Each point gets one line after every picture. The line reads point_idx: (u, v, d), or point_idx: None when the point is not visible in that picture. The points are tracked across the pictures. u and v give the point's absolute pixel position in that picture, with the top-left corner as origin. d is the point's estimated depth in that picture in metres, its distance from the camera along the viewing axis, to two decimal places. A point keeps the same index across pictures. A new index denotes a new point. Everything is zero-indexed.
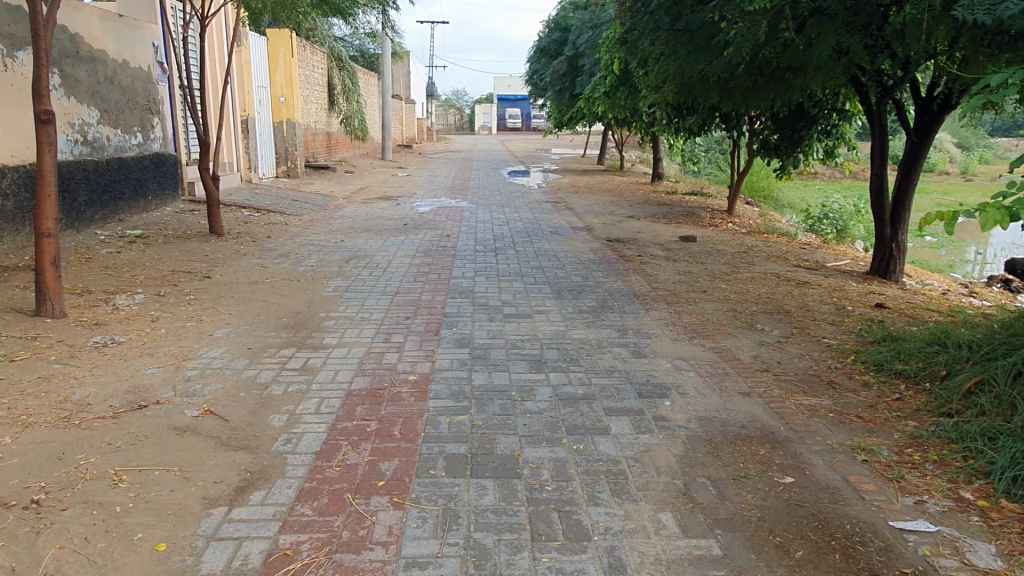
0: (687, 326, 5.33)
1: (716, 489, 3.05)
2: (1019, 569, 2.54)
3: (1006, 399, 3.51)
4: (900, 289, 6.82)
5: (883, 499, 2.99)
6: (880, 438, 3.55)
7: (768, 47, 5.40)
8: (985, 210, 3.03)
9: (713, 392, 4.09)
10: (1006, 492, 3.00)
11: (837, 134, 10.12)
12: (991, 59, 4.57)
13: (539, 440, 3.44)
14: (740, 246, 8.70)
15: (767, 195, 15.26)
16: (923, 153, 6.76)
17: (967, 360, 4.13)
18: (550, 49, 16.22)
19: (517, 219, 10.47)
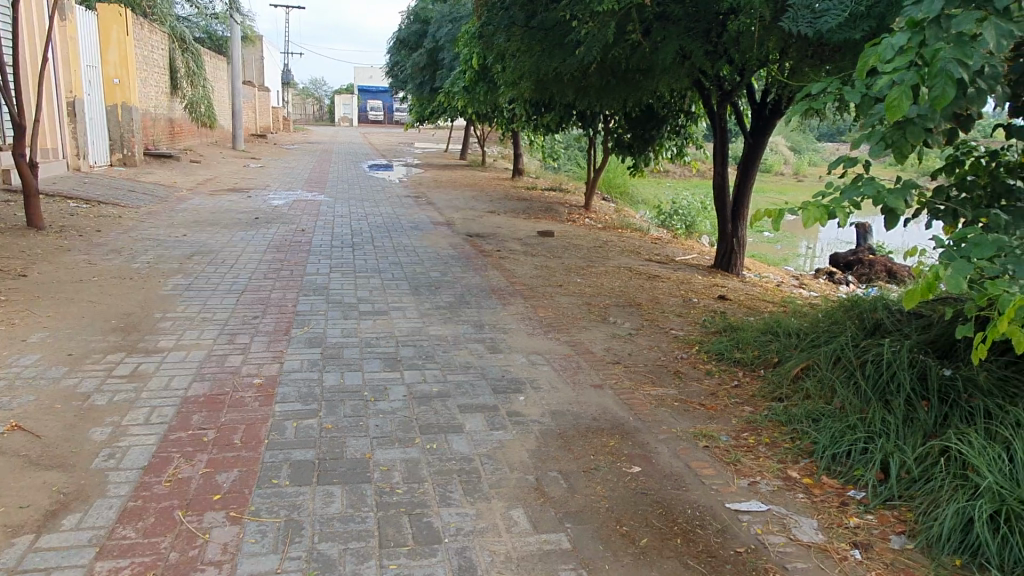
0: (543, 320, 5.40)
1: (568, 482, 3.09)
2: (837, 540, 2.76)
3: (828, 383, 3.81)
4: (740, 282, 7.27)
5: (721, 483, 3.15)
6: (719, 424, 3.74)
7: (617, 48, 5.55)
8: (807, 208, 3.24)
9: (566, 385, 4.16)
10: (827, 470, 3.26)
11: (684, 134, 10.65)
12: (814, 69, 4.93)
13: (391, 441, 3.34)
14: (595, 240, 8.97)
15: (622, 192, 15.87)
16: (759, 154, 7.23)
17: (796, 347, 4.45)
18: (410, 41, 15.99)
19: (376, 213, 10.24)
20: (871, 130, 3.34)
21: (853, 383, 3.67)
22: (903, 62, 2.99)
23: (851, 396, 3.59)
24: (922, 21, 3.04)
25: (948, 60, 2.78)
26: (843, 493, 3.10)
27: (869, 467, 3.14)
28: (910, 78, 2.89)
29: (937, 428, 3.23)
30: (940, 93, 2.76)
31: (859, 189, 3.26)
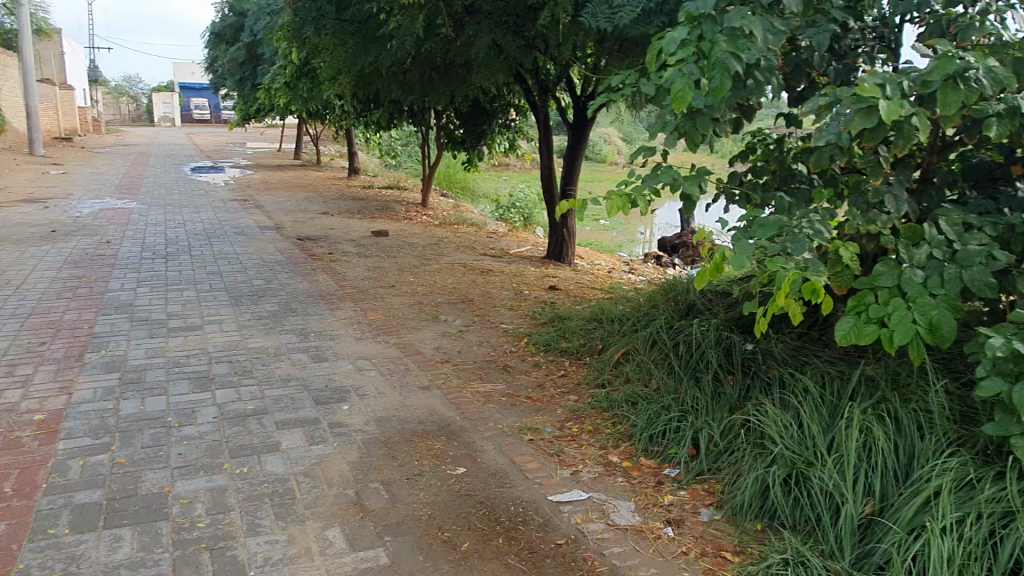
0: (372, 323, 5.24)
1: (389, 492, 2.98)
2: (652, 520, 2.84)
3: (644, 365, 3.94)
4: (571, 271, 7.44)
5: (544, 475, 3.16)
6: (545, 415, 3.78)
7: (429, 42, 5.50)
8: (610, 198, 3.32)
9: (393, 390, 4.04)
10: (645, 452, 3.36)
11: (515, 128, 10.80)
12: (620, 62, 5.11)
13: (195, 470, 3.07)
14: (431, 237, 8.89)
15: (462, 186, 15.88)
16: (583, 144, 7.45)
17: (618, 333, 4.59)
18: (227, 35, 15.11)
19: (196, 220, 9.56)
20: (665, 120, 3.50)
21: (667, 364, 3.83)
22: (686, 56, 3.16)
23: (665, 377, 3.74)
24: (699, 15, 3.22)
25: (725, 54, 3.03)
26: (659, 472, 3.21)
27: (681, 445, 3.27)
28: (694, 71, 3.08)
29: (740, 401, 3.42)
30: (718, 84, 3.00)
31: (657, 177, 3.38)
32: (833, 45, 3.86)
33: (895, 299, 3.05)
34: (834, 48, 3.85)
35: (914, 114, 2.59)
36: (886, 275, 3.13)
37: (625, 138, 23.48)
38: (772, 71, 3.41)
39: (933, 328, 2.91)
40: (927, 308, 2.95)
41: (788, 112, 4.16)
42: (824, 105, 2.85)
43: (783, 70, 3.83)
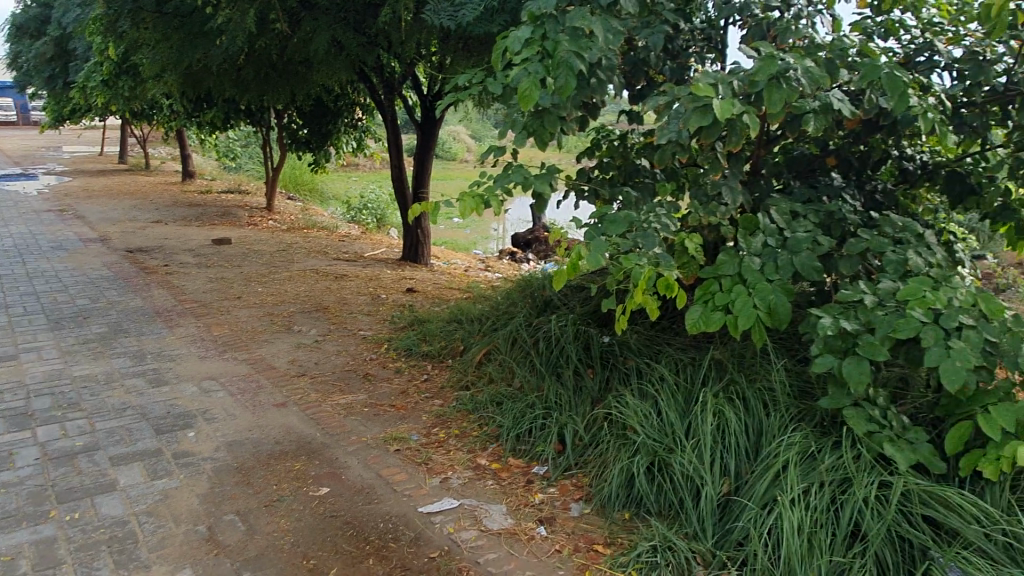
0: (217, 339, 4.89)
1: (246, 523, 2.77)
2: (524, 521, 2.83)
3: (507, 364, 3.94)
4: (428, 271, 7.34)
5: (413, 487, 3.07)
6: (409, 423, 3.68)
7: (264, 38, 5.19)
8: (462, 199, 3.27)
9: (245, 410, 3.78)
10: (513, 452, 3.36)
11: (361, 127, 10.52)
12: (465, 61, 5.08)
13: (14, 523, 2.70)
14: (279, 243, 8.47)
15: (309, 188, 15.29)
16: (434, 142, 7.42)
17: (478, 333, 4.57)
18: (29, 27, 13.60)
19: (3, 234, 8.53)
20: (513, 119, 3.50)
21: (529, 361, 3.85)
22: (531, 55, 3.18)
23: (528, 374, 3.75)
24: (541, 15, 3.26)
25: (568, 53, 3.08)
26: (528, 471, 3.22)
27: (548, 441, 3.30)
28: (539, 69, 3.11)
29: (601, 393, 3.50)
30: (563, 83, 3.05)
31: (508, 177, 3.37)
32: (667, 45, 4.03)
33: (736, 286, 3.23)
34: (668, 48, 4.02)
35: (745, 112, 2.73)
36: (727, 263, 3.30)
37: (474, 136, 23.60)
38: (613, 69, 3.51)
39: (771, 311, 3.11)
40: (765, 293, 3.14)
41: (629, 109, 4.30)
42: (664, 104, 2.95)
43: (623, 68, 3.95)
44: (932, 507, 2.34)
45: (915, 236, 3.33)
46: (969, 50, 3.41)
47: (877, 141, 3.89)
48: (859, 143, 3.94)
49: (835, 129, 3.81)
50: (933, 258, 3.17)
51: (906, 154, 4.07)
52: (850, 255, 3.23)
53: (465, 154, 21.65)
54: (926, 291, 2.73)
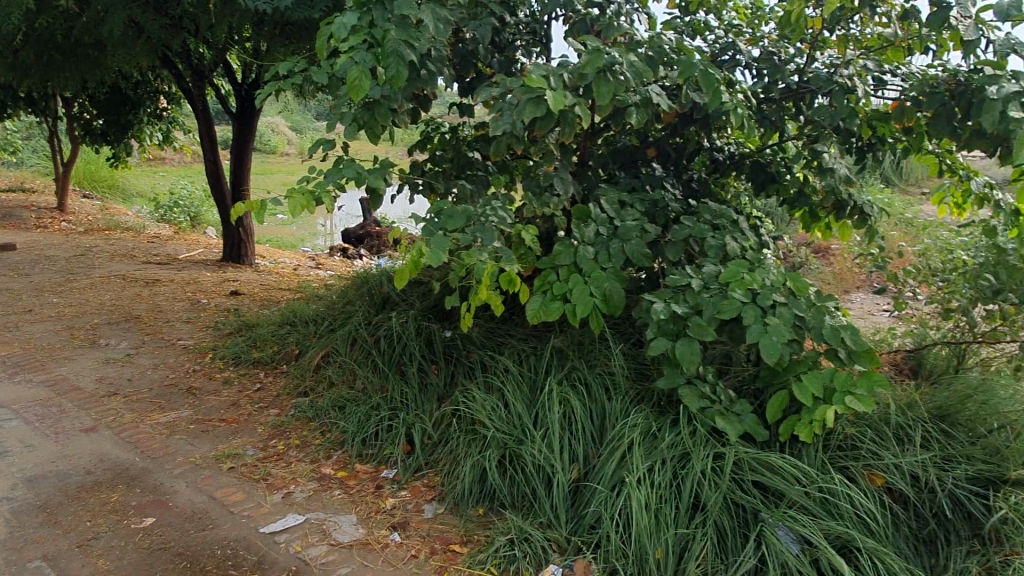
0: (6, 360, 4.28)
1: (55, 570, 2.44)
2: (376, 529, 2.72)
3: (347, 366, 3.78)
4: (253, 272, 6.90)
5: (252, 506, 2.85)
6: (243, 438, 3.42)
7: (44, 16, 4.59)
8: (291, 196, 3.04)
9: (46, 440, 3.33)
10: (359, 457, 3.23)
11: (167, 118, 9.68)
12: (283, 48, 4.79)
13: None
14: (76, 248, 7.59)
15: (109, 185, 13.87)
16: (252, 136, 6.98)
17: (314, 335, 4.34)
18: None
19: None
20: (341, 111, 3.34)
21: (370, 362, 3.71)
22: (357, 43, 3.04)
23: (370, 375, 3.62)
24: (366, 2, 3.13)
25: (397, 43, 2.98)
26: (377, 476, 3.10)
27: (395, 443, 3.20)
28: (367, 58, 2.98)
29: (447, 389, 3.45)
30: (394, 73, 2.95)
31: (340, 172, 3.21)
32: (494, 38, 4.02)
33: (573, 275, 3.30)
34: (495, 41, 4.03)
35: (577, 105, 2.77)
36: (564, 253, 3.37)
37: (294, 127, 22.55)
38: (442, 61, 3.45)
39: (606, 298, 3.21)
40: (600, 281, 3.24)
41: (459, 101, 4.26)
42: (497, 96, 2.93)
43: (451, 60, 3.89)
44: (760, 472, 2.51)
45: (729, 222, 3.58)
46: (766, 50, 3.70)
47: (690, 133, 4.13)
48: (675, 135, 4.16)
49: (653, 122, 4.00)
50: (746, 241, 3.43)
51: (716, 146, 4.36)
52: (675, 242, 3.41)
53: (285, 145, 20.62)
54: (743, 273, 2.93)
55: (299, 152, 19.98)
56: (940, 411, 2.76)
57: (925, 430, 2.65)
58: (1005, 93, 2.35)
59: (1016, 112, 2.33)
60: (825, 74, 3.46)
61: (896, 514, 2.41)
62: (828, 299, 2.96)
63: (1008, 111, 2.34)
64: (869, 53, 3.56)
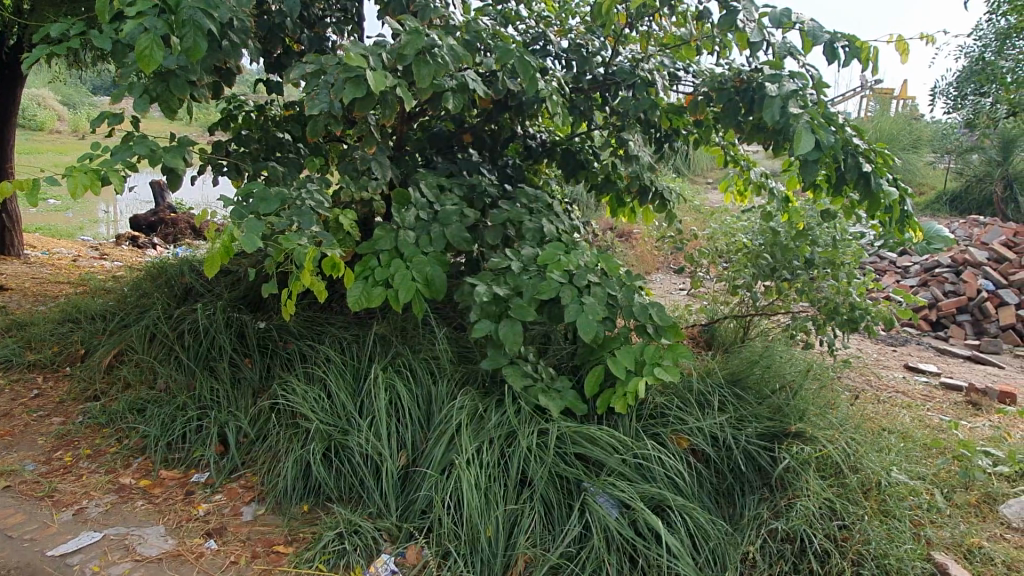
0: None
1: None
2: (188, 539, 2.51)
3: (146, 364, 3.44)
4: (23, 264, 6.05)
5: (35, 528, 2.52)
6: (20, 453, 3.01)
7: None
8: (71, 174, 2.68)
9: None
10: (164, 463, 2.97)
11: None
12: (52, 8, 4.22)
13: None
14: None
15: None
16: (12, 110, 6.15)
17: (103, 332, 3.91)
18: None
19: None
20: (128, 81, 3.01)
21: (173, 359, 3.40)
22: (146, 8, 2.75)
23: (173, 373, 3.33)
24: None
25: (194, 10, 2.73)
26: (186, 482, 2.86)
27: (207, 444, 2.98)
28: (158, 26, 2.71)
29: (263, 382, 3.26)
30: (192, 44, 2.71)
31: (130, 149, 2.89)
32: (302, 13, 3.81)
33: (394, 261, 3.25)
34: (304, 16, 3.83)
35: (397, 85, 2.68)
36: (383, 239, 3.30)
37: (65, 101, 20.02)
38: (246, 33, 3.23)
39: (429, 283, 3.19)
40: (422, 265, 3.22)
41: (264, 78, 4.01)
42: (310, 73, 2.78)
43: (257, 34, 3.64)
44: (582, 444, 2.64)
45: (544, 206, 3.70)
46: (575, 42, 3.86)
47: (505, 121, 4.20)
48: (491, 122, 4.18)
49: (469, 107, 4.02)
50: (560, 225, 3.57)
51: (529, 133, 4.49)
52: (494, 227, 3.46)
53: (55, 121, 18.26)
54: (559, 255, 3.05)
55: (74, 130, 17.80)
56: (733, 377, 3.05)
57: (721, 395, 2.92)
58: (785, 91, 2.66)
59: (795, 108, 2.64)
60: (628, 67, 3.67)
61: (701, 472, 2.63)
62: (636, 279, 3.17)
63: (788, 107, 2.65)
64: (665, 50, 3.80)
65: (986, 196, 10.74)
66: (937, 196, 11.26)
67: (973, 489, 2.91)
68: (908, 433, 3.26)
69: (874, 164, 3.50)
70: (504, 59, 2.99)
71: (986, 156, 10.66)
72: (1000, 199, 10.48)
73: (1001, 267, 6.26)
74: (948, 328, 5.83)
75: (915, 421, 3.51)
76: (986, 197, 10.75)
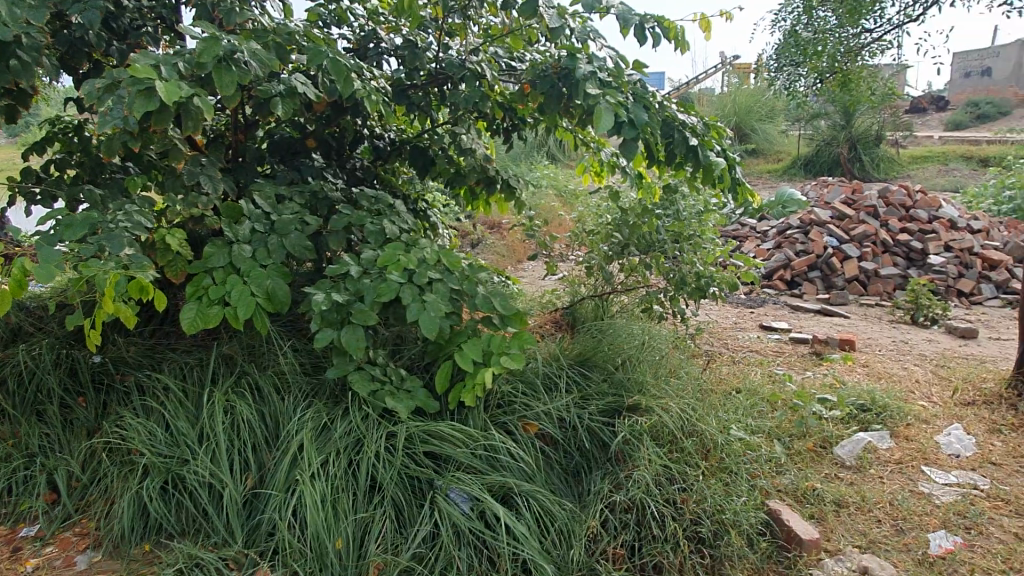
0: None
1: None
2: None
3: None
4: None
5: None
6: None
7: None
8: None
9: None
10: None
11: None
12: None
13: None
14: None
15: None
16: None
17: None
18: None
19: None
20: None
21: None
22: None
23: None
24: None
25: None
26: (13, 538, 2.68)
27: (35, 494, 2.78)
28: None
29: (99, 421, 3.06)
30: None
31: None
32: (109, 23, 3.56)
33: (230, 277, 3.05)
34: (113, 27, 3.57)
35: (195, 95, 2.53)
36: (216, 255, 3.09)
37: None
38: (38, 50, 2.97)
39: (270, 296, 3.03)
40: (261, 279, 3.04)
41: (77, 96, 3.73)
42: (103, 88, 2.59)
43: (56, 49, 3.37)
44: (430, 443, 2.61)
45: (385, 206, 3.64)
46: (405, 39, 3.80)
47: (346, 122, 4.08)
48: (332, 126, 4.02)
49: (304, 111, 3.89)
50: (403, 224, 3.51)
51: (376, 134, 4.38)
52: (335, 232, 3.36)
53: None
54: (399, 255, 2.99)
55: None
56: (580, 359, 3.12)
57: (567, 378, 2.98)
58: (584, 74, 2.73)
59: (594, 90, 2.71)
60: (457, 60, 3.65)
61: (549, 456, 2.68)
62: (479, 271, 3.16)
63: (588, 90, 2.71)
64: (494, 42, 3.81)
65: (834, 157, 11.50)
66: (792, 160, 11.92)
67: (810, 435, 3.09)
68: (753, 389, 3.43)
69: (700, 138, 3.62)
70: (315, 60, 2.90)
71: (832, 122, 11.62)
72: (847, 159, 11.38)
73: (843, 224, 6.70)
74: (802, 286, 6.18)
75: (763, 378, 3.69)
76: (834, 158, 11.51)
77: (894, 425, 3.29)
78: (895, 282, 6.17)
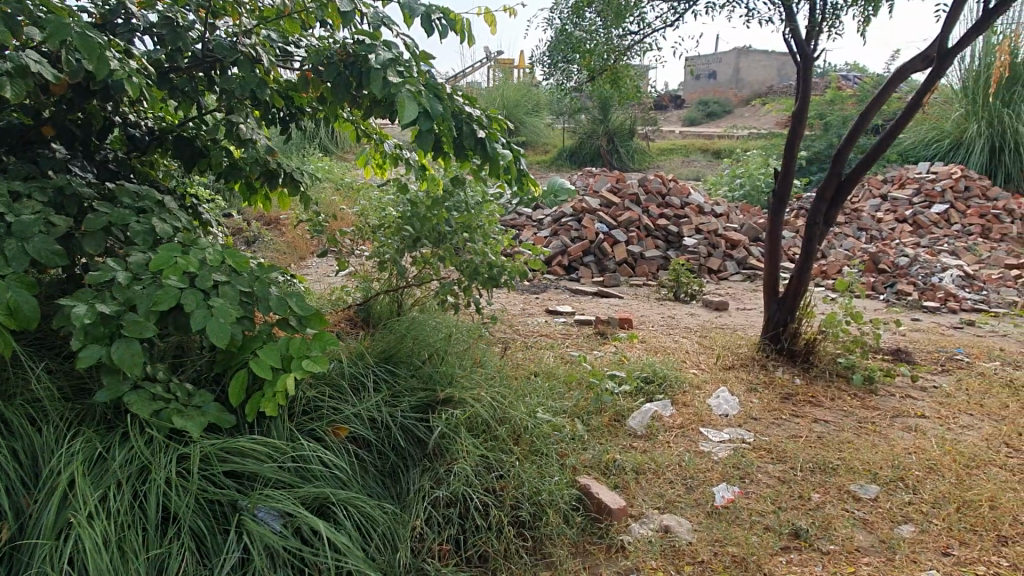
0: None
1: None
2: None
3: None
4: None
5: None
6: None
7: None
8: None
9: None
10: None
11: None
12: None
13: None
14: None
15: None
16: None
17: None
18: None
19: None
20: None
21: None
22: None
23: None
24: None
25: None
26: None
27: None
28: None
29: None
30: None
31: None
32: None
33: None
34: None
35: None
36: None
37: None
38: None
39: (12, 312, 2.55)
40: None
41: None
42: None
43: None
44: (230, 461, 2.38)
45: (152, 203, 3.24)
46: (163, 15, 3.40)
47: (94, 107, 3.55)
48: (75, 111, 3.47)
49: (40, 93, 3.31)
50: (174, 223, 3.14)
51: (130, 121, 3.87)
52: (91, 234, 2.91)
53: None
54: (176, 257, 2.67)
55: None
56: (385, 356, 3.04)
57: (374, 377, 2.89)
58: (382, 61, 2.64)
59: (395, 79, 2.64)
60: (227, 42, 3.34)
61: (363, 459, 2.58)
62: (269, 271, 2.93)
63: (388, 79, 2.64)
64: (269, 24, 3.55)
65: (595, 150, 12.41)
66: (558, 152, 12.64)
67: (605, 411, 3.30)
68: (551, 372, 3.58)
69: (487, 130, 3.67)
70: (58, 34, 2.48)
71: (591, 117, 12.53)
72: (606, 151, 12.36)
73: (611, 211, 7.24)
74: (578, 271, 6.59)
75: (556, 360, 3.87)
76: (595, 150, 12.41)
77: (674, 394, 3.62)
78: (658, 263, 6.83)
